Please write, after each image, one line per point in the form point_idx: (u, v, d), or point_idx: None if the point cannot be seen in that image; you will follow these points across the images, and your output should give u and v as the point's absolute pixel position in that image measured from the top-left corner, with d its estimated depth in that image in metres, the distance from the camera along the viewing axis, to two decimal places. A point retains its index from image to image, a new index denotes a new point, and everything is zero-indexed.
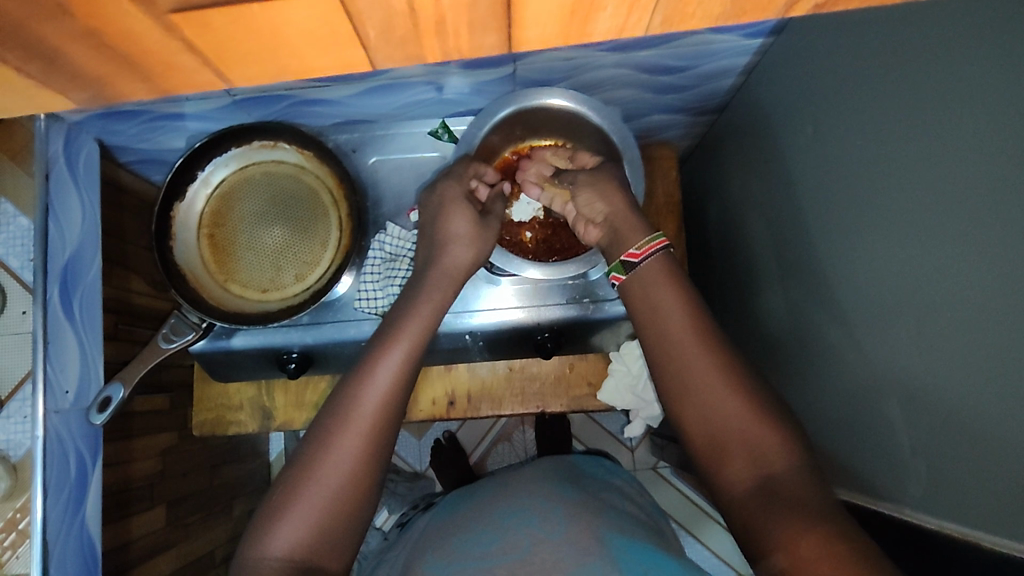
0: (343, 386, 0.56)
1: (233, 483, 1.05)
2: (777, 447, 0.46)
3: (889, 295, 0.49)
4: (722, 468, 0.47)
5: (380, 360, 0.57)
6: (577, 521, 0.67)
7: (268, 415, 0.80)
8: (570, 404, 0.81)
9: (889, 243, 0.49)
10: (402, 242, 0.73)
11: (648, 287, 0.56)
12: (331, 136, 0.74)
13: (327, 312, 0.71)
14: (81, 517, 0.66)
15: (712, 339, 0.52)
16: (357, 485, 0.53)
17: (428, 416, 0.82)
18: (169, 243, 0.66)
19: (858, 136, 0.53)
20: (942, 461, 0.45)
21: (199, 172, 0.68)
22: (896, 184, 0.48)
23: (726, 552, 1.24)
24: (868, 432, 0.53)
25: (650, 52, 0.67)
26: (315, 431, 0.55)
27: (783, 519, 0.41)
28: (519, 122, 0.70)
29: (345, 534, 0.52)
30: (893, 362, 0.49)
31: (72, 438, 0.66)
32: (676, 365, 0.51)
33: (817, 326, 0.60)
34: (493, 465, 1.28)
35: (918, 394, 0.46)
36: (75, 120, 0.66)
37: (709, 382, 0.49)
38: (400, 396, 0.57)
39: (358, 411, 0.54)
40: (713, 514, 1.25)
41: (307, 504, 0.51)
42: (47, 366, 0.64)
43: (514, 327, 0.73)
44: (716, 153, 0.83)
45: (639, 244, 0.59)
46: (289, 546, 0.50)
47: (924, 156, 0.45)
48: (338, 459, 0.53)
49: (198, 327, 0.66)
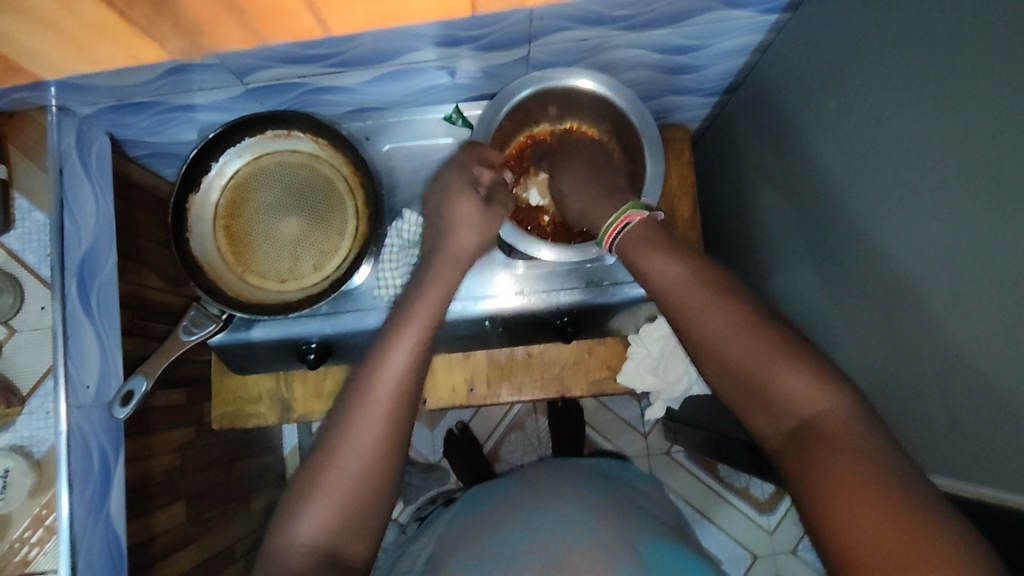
0: (359, 371, 0.56)
1: (251, 478, 1.05)
2: (814, 391, 0.45)
3: (918, 266, 0.49)
4: (754, 409, 0.48)
5: (396, 338, 0.56)
6: (603, 523, 0.67)
7: (287, 406, 0.79)
8: (591, 387, 0.81)
9: (918, 213, 0.49)
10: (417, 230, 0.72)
11: (649, 258, 0.55)
12: (344, 124, 0.74)
13: (345, 301, 0.71)
14: (106, 510, 0.66)
15: (733, 292, 0.51)
16: (378, 471, 0.52)
17: (448, 404, 0.81)
18: (186, 236, 0.66)
19: (880, 110, 0.53)
20: (978, 428, 0.45)
21: (214, 163, 0.67)
22: (921, 153, 0.48)
23: (742, 533, 1.24)
24: (899, 404, 0.53)
25: (665, 31, 0.66)
26: (335, 416, 0.54)
27: (825, 473, 0.42)
28: (535, 106, 0.69)
29: (370, 516, 0.52)
30: (923, 334, 0.49)
31: (95, 433, 0.66)
32: (696, 334, 0.51)
33: (844, 300, 0.60)
34: (507, 454, 1.28)
35: (953, 364, 0.46)
36: (86, 113, 0.66)
37: (730, 341, 0.49)
38: (416, 377, 0.56)
39: (375, 396, 0.54)
40: (728, 496, 1.26)
41: (331, 492, 0.51)
42: (67, 363, 0.64)
43: (535, 312, 0.73)
44: (730, 134, 0.83)
45: (608, 222, 0.60)
46: (316, 532, 0.50)
47: (950, 125, 0.45)
48: (358, 442, 0.52)
49: (219, 319, 0.66)
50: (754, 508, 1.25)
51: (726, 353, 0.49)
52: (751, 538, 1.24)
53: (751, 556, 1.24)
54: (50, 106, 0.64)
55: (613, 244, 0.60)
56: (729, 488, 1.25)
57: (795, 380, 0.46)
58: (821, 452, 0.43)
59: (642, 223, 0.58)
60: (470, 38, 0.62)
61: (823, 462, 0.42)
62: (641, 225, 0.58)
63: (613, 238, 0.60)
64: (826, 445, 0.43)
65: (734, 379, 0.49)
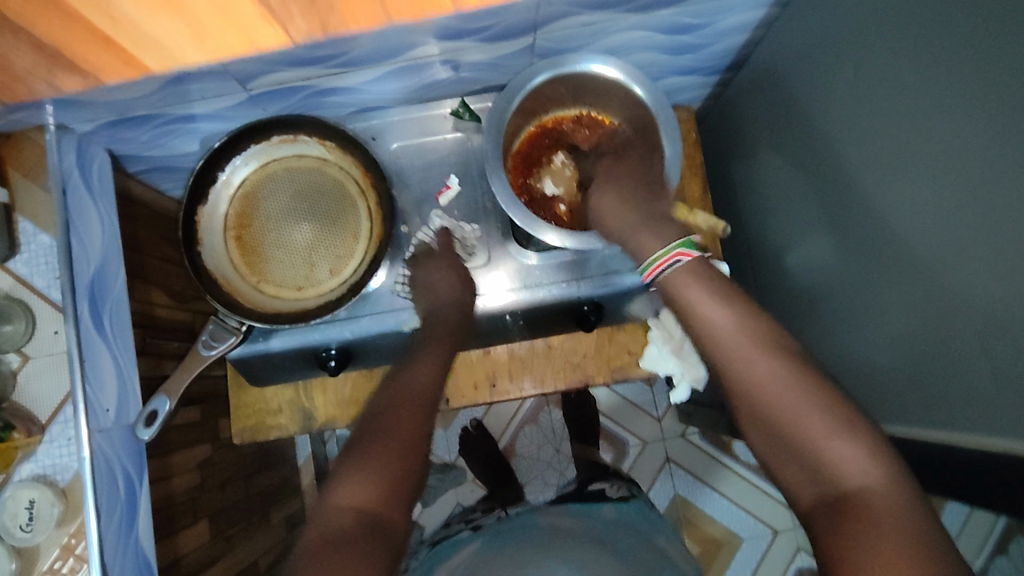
0: (393, 372, 0.60)
1: (268, 493, 1.04)
2: (859, 463, 0.44)
3: (939, 228, 0.49)
4: (790, 468, 0.48)
5: (425, 348, 0.62)
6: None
7: (309, 415, 0.78)
8: (612, 376, 0.81)
9: (936, 179, 0.49)
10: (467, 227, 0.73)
11: (695, 298, 0.54)
12: (349, 125, 0.73)
13: (363, 305, 0.70)
14: (135, 535, 0.64)
15: (772, 342, 0.51)
16: (412, 441, 0.52)
17: (471, 402, 0.81)
18: (197, 248, 0.65)
19: (895, 77, 0.52)
20: (1007, 398, 0.45)
21: (221, 173, 0.66)
22: (939, 119, 0.48)
23: (744, 499, 1.25)
24: (927, 367, 0.53)
25: (669, 11, 0.66)
26: (373, 406, 0.56)
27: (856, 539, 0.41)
28: (545, 94, 0.68)
29: (409, 488, 0.51)
30: (951, 301, 0.49)
31: (118, 456, 0.64)
32: (742, 384, 0.51)
33: (863, 268, 0.60)
34: (522, 449, 1.27)
35: (984, 325, 0.46)
36: (86, 131, 0.65)
37: (777, 396, 0.48)
38: (442, 376, 0.59)
39: (407, 382, 0.57)
40: (726, 461, 1.27)
41: (378, 457, 0.51)
42: (86, 387, 0.62)
43: (556, 302, 0.72)
44: (735, 112, 0.83)
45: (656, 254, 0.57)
46: (356, 496, 0.48)
47: (971, 89, 0.45)
48: (392, 419, 0.54)
49: (238, 331, 0.64)
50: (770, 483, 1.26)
51: (765, 408, 0.49)
52: (770, 514, 1.25)
53: (772, 531, 1.24)
54: (48, 125, 0.62)
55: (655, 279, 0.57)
56: (722, 450, 1.26)
57: (841, 444, 0.45)
58: (853, 517, 0.42)
59: (693, 261, 0.55)
60: (475, 29, 0.61)
61: (855, 526, 0.42)
62: (690, 263, 0.56)
63: (657, 274, 0.57)
64: (865, 514, 0.42)
65: (772, 431, 0.49)
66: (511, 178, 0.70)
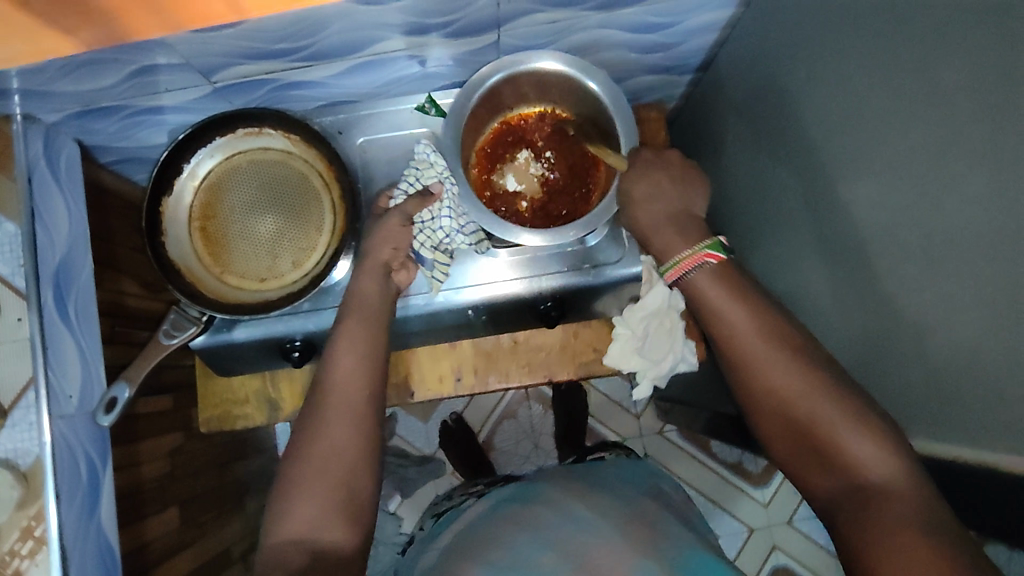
0: (317, 374, 0.61)
1: (242, 482, 1.06)
2: (873, 452, 0.49)
3: (900, 229, 0.49)
4: (815, 472, 0.53)
5: (341, 335, 0.61)
6: (636, 537, 0.63)
7: (274, 406, 0.79)
8: (578, 371, 0.81)
9: (897, 179, 0.49)
10: (425, 163, 0.69)
11: (714, 300, 0.59)
12: (316, 119, 0.73)
13: (326, 297, 0.71)
14: (97, 519, 0.66)
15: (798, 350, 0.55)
16: (353, 456, 0.56)
17: (437, 395, 0.81)
18: (161, 239, 0.66)
19: (857, 78, 0.53)
20: (968, 395, 0.45)
21: (186, 164, 0.67)
22: (898, 120, 0.48)
23: (758, 524, 1.25)
24: (888, 365, 0.54)
25: (632, 10, 0.66)
26: (304, 421, 0.59)
27: (874, 521, 0.47)
28: (506, 92, 0.68)
29: (356, 498, 0.55)
30: (909, 301, 0.49)
31: (81, 443, 0.66)
32: (761, 384, 0.55)
33: (828, 267, 0.60)
34: (500, 443, 1.28)
35: (943, 323, 0.46)
36: (52, 121, 0.66)
37: (798, 398, 0.53)
38: (371, 373, 0.61)
39: (335, 392, 0.59)
40: (747, 489, 1.26)
41: (315, 482, 0.55)
42: (48, 374, 0.63)
43: (518, 298, 0.72)
44: (705, 110, 0.84)
45: (688, 251, 0.60)
46: (298, 527, 0.53)
47: (928, 91, 0.45)
48: (326, 444, 0.56)
49: (199, 321, 0.66)
50: (748, 482, 1.26)
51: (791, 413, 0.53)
52: (746, 512, 1.26)
53: (747, 529, 1.25)
54: (15, 115, 0.63)
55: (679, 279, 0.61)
56: (745, 479, 1.26)
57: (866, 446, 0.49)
58: (884, 517, 0.46)
59: (719, 263, 0.59)
60: (439, 24, 0.62)
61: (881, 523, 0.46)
62: (716, 266, 0.59)
63: (679, 274, 0.61)
64: (885, 511, 0.47)
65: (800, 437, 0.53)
66: (475, 185, 0.70)
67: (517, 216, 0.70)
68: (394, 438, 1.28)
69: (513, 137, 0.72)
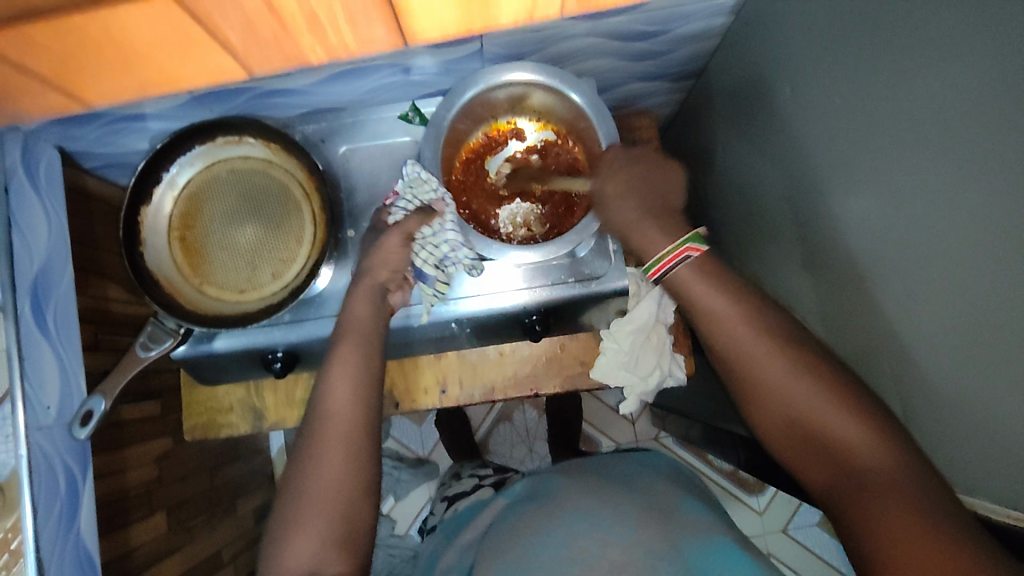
0: (313, 400, 0.60)
1: (233, 485, 1.06)
2: (856, 429, 0.48)
3: (904, 253, 0.47)
4: (800, 457, 0.52)
5: (337, 363, 0.60)
6: (648, 529, 0.60)
7: (259, 415, 0.79)
8: (566, 384, 0.80)
9: (900, 200, 0.47)
10: (419, 181, 0.63)
11: (697, 292, 0.58)
12: (299, 127, 0.72)
13: (307, 308, 0.69)
14: (76, 528, 0.66)
15: (771, 331, 0.54)
16: (349, 485, 0.55)
17: (422, 407, 0.80)
18: (139, 249, 0.65)
19: (858, 94, 0.51)
20: (976, 427, 0.44)
21: (164, 173, 0.66)
22: (903, 140, 0.46)
23: (761, 537, 1.23)
24: (886, 388, 0.52)
25: (620, 19, 0.63)
26: (300, 449, 0.58)
27: (871, 512, 0.45)
28: (487, 103, 0.67)
29: (356, 526, 0.55)
30: (917, 327, 0.47)
31: (59, 454, 0.65)
32: (742, 371, 0.55)
33: (827, 285, 0.58)
34: (496, 446, 1.27)
35: (949, 351, 0.45)
36: (28, 130, 0.62)
37: (773, 377, 0.53)
38: (368, 397, 0.60)
39: (333, 420, 0.58)
40: (749, 500, 1.25)
41: (313, 511, 0.54)
42: (24, 384, 0.63)
43: (503, 312, 0.71)
44: (702, 116, 0.82)
45: (666, 249, 0.58)
46: (299, 556, 0.52)
47: (931, 112, 0.43)
48: (325, 472, 0.55)
49: (176, 333, 0.65)
50: (742, 489, 1.25)
51: (771, 395, 0.53)
52: (740, 518, 1.25)
53: None
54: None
55: (662, 276, 0.59)
56: (748, 490, 1.25)
57: (846, 426, 0.49)
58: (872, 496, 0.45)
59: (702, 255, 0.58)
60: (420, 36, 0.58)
61: (873, 504, 0.45)
62: (698, 259, 0.58)
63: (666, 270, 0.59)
64: (873, 492, 0.46)
65: (782, 418, 0.52)
66: (466, 220, 0.69)
67: (517, 242, 0.69)
68: (389, 439, 1.28)
69: (487, 158, 0.71)
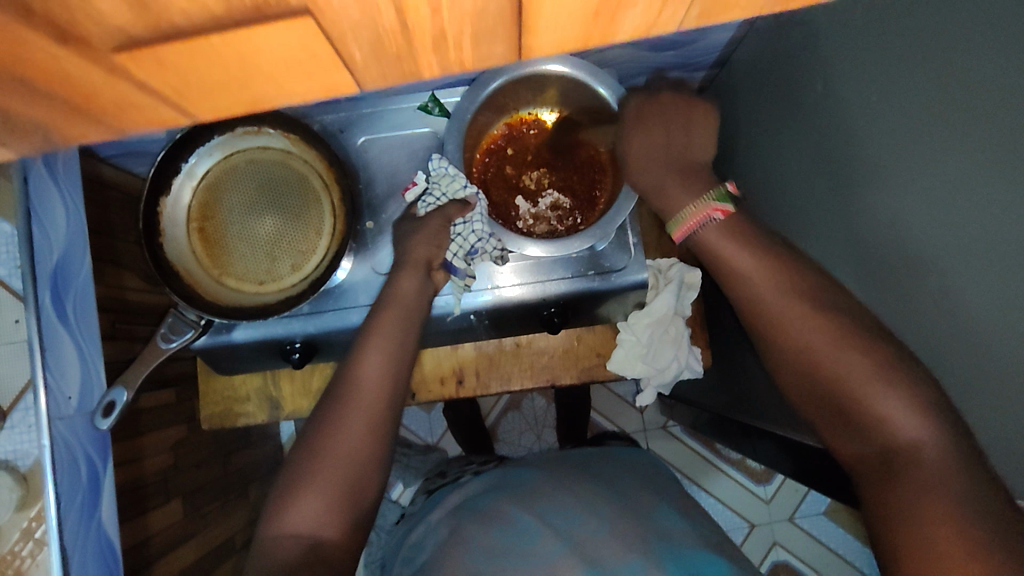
0: (340, 372, 0.59)
1: (246, 470, 1.07)
2: (894, 399, 0.45)
3: None
4: (830, 426, 0.50)
5: (372, 340, 0.59)
6: (620, 525, 0.60)
7: (276, 404, 0.80)
8: (580, 375, 0.81)
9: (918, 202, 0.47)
10: (446, 176, 0.65)
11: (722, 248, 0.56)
12: (317, 117, 0.72)
13: (327, 300, 0.69)
14: (97, 519, 0.66)
15: (806, 290, 0.52)
16: (362, 461, 0.55)
17: (438, 396, 0.81)
18: (159, 239, 0.64)
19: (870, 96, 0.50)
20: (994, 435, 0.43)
21: (183, 163, 0.65)
22: (904, 142, 0.45)
23: (767, 526, 1.24)
24: None
25: None
26: (320, 418, 0.57)
27: (903, 494, 0.42)
28: (508, 94, 0.66)
29: (359, 504, 0.54)
30: (928, 332, 0.47)
31: (81, 444, 0.65)
32: (770, 321, 0.53)
33: None
34: (504, 434, 1.28)
35: (962, 354, 0.44)
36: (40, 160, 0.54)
37: (806, 336, 0.50)
38: (398, 377, 0.59)
39: (360, 393, 0.57)
40: (756, 490, 1.25)
41: (323, 481, 0.53)
42: (47, 376, 0.64)
43: (519, 303, 0.71)
44: (721, 107, 0.81)
45: (695, 206, 0.57)
46: (299, 523, 0.52)
47: (931, 115, 0.42)
48: (344, 440, 0.55)
49: (197, 325, 0.65)
50: (750, 478, 1.26)
51: (802, 348, 0.51)
52: (749, 509, 1.25)
53: (748, 524, 1.24)
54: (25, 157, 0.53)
55: (684, 237, 0.58)
56: (754, 480, 1.26)
57: (887, 395, 0.45)
58: (902, 478, 0.43)
59: (727, 216, 0.56)
60: None
61: (900, 487, 0.43)
62: (724, 219, 0.56)
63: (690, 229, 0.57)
64: (905, 471, 0.43)
65: (808, 382, 0.51)
66: (491, 214, 0.69)
67: (539, 233, 0.69)
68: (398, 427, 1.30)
69: (509, 150, 0.72)
